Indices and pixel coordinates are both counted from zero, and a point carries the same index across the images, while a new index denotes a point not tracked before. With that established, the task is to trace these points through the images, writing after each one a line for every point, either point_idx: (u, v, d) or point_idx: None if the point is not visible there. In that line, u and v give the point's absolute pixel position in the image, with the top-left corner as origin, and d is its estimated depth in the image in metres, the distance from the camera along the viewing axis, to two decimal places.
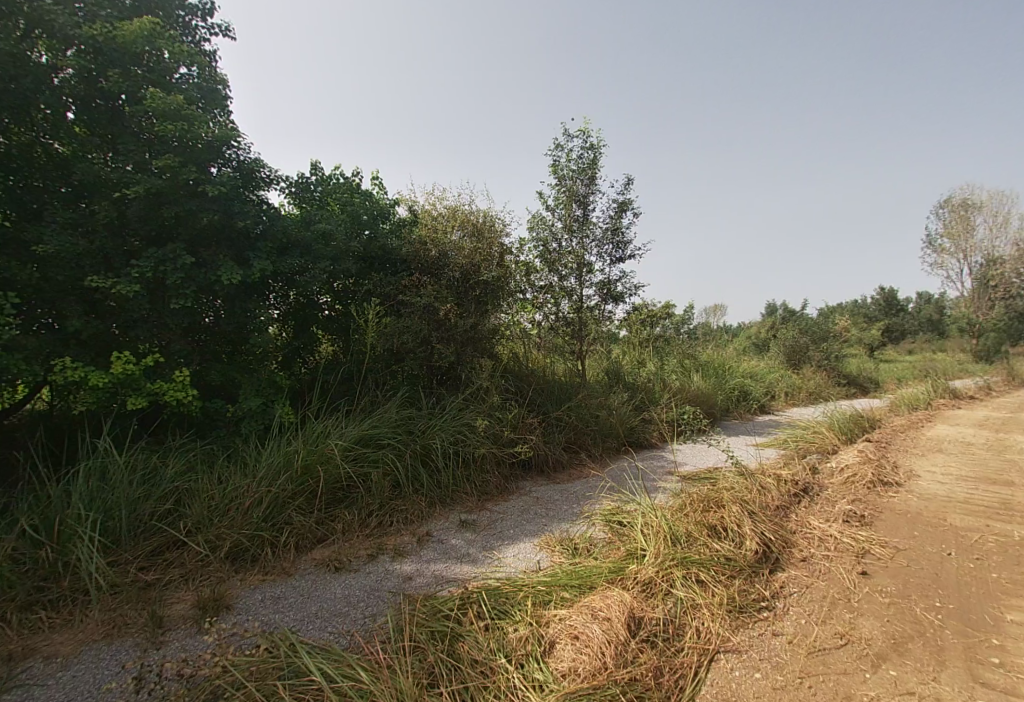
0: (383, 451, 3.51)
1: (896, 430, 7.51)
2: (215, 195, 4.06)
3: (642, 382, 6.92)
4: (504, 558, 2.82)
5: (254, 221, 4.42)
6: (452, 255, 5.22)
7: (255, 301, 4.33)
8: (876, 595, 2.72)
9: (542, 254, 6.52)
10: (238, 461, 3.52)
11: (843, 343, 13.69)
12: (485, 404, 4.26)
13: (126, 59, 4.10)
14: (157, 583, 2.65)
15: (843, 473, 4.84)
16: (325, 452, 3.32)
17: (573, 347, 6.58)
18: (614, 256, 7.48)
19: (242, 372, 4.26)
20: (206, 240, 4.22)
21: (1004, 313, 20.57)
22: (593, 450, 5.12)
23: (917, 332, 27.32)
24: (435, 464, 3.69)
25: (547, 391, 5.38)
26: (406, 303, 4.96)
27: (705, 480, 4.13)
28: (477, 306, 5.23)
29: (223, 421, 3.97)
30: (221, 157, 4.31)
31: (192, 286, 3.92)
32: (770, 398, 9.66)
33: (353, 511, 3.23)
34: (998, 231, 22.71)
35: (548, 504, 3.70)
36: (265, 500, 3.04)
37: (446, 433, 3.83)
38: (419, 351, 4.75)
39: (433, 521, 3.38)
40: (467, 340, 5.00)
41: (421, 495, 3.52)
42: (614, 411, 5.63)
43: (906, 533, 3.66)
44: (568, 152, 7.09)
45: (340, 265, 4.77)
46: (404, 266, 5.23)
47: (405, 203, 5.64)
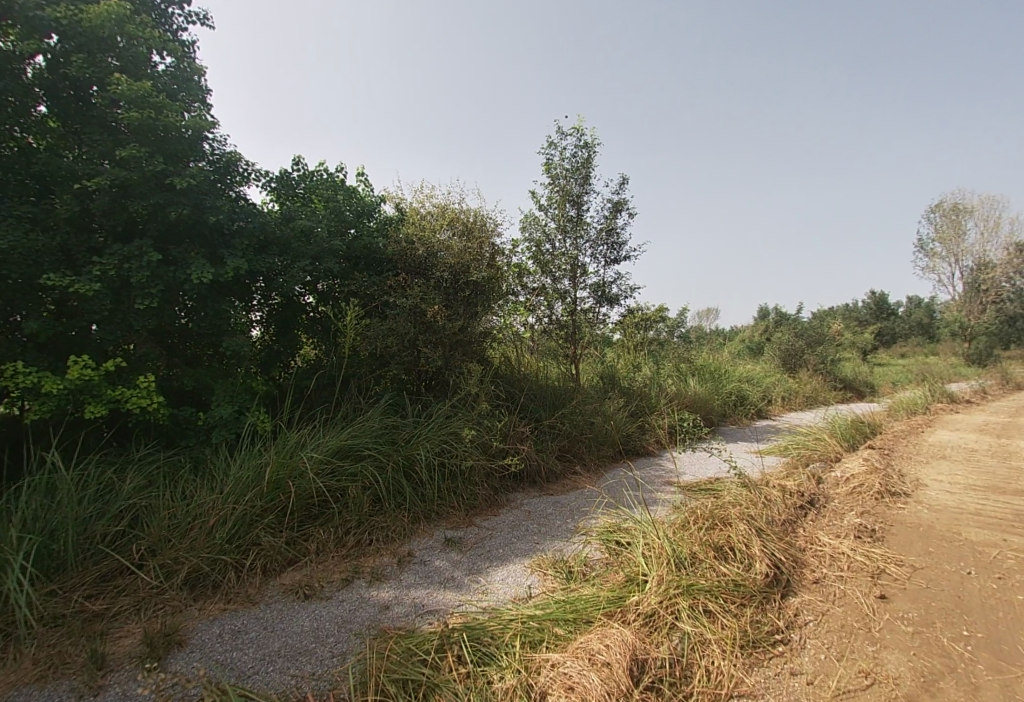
0: (362, 463, 3.25)
1: (898, 435, 7.34)
2: (185, 188, 3.79)
3: (639, 387, 6.70)
4: (490, 584, 2.57)
5: (229, 217, 4.14)
6: (440, 254, 4.97)
7: (228, 301, 4.06)
8: (898, 623, 2.51)
9: (535, 255, 6.29)
10: (205, 474, 3.26)
11: (838, 347, 13.57)
12: (474, 411, 4.00)
13: (93, 46, 3.80)
14: (104, 614, 2.37)
15: (849, 483, 4.64)
16: (298, 465, 3.06)
17: (567, 351, 6.36)
18: (609, 257, 7.27)
19: (215, 377, 3.99)
20: (179, 236, 3.97)
21: (996, 317, 20.61)
22: (589, 459, 4.89)
23: (909, 336, 27.38)
24: (419, 478, 3.43)
25: (540, 397, 5.14)
26: (391, 304, 4.71)
27: (706, 492, 3.90)
28: (467, 308, 4.98)
29: (193, 431, 3.71)
30: (195, 149, 4.02)
31: (159, 286, 3.65)
32: (767, 402, 9.49)
33: (327, 529, 2.97)
34: (989, 235, 22.81)
35: (541, 519, 3.45)
36: (230, 519, 2.78)
37: (431, 443, 3.57)
38: (405, 355, 4.49)
39: (416, 539, 3.12)
40: (456, 344, 4.75)
41: (404, 511, 3.26)
42: (609, 417, 5.41)
43: (921, 549, 3.45)
44: (561, 150, 6.89)
45: (321, 263, 4.52)
46: (389, 266, 4.98)
47: (391, 200, 5.38)
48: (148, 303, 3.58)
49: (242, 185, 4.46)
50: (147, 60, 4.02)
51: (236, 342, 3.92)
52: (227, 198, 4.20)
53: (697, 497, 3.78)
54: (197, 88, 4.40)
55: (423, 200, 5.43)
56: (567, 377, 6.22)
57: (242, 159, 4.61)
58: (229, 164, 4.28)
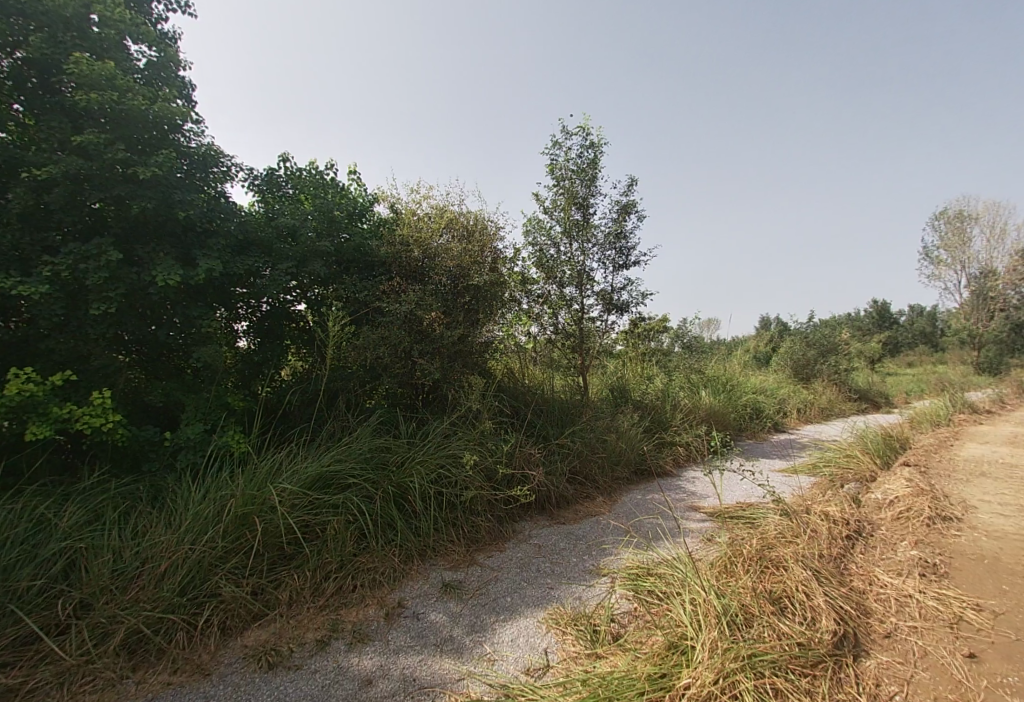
0: (346, 494, 2.80)
1: (928, 450, 6.86)
2: (151, 180, 3.37)
3: (651, 401, 6.24)
4: (497, 649, 2.11)
5: (203, 214, 3.72)
6: (438, 257, 4.55)
7: (201, 307, 3.63)
8: (1001, 693, 2.03)
9: (540, 260, 5.88)
10: (164, 506, 2.82)
11: (851, 356, 13.14)
12: (476, 431, 3.54)
13: (58, 27, 3.42)
14: (19, 689, 1.93)
15: (894, 507, 4.15)
16: (270, 497, 2.61)
17: (574, 362, 5.93)
18: (617, 262, 6.86)
19: (185, 391, 3.56)
20: (147, 235, 3.56)
21: (1006, 325, 20.21)
22: (603, 482, 4.40)
23: (916, 345, 26.97)
24: (412, 509, 2.98)
25: (547, 413, 4.69)
26: (384, 311, 4.28)
27: (739, 523, 3.43)
28: (467, 316, 4.54)
29: (156, 454, 3.27)
30: (170, 140, 3.62)
31: (119, 289, 3.22)
32: (782, 415, 9.03)
33: (302, 574, 2.51)
34: (995, 243, 22.51)
35: (554, 557, 2.98)
36: (185, 564, 2.34)
37: (426, 468, 3.11)
38: (399, 368, 4.05)
39: (408, 584, 2.66)
40: (455, 355, 4.31)
41: (395, 549, 2.80)
42: (622, 434, 4.95)
43: (997, 589, 2.96)
44: (566, 150, 6.52)
45: (307, 266, 4.09)
46: (382, 270, 4.55)
47: (385, 200, 4.98)
48: (105, 308, 3.15)
49: (223, 181, 4.06)
50: (119, 44, 3.64)
51: (208, 354, 3.49)
52: (204, 195, 3.79)
53: (731, 530, 3.31)
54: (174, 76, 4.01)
55: (419, 201, 5.03)
56: (575, 391, 5.78)
57: (223, 154, 4.21)
58: (208, 158, 3.87)
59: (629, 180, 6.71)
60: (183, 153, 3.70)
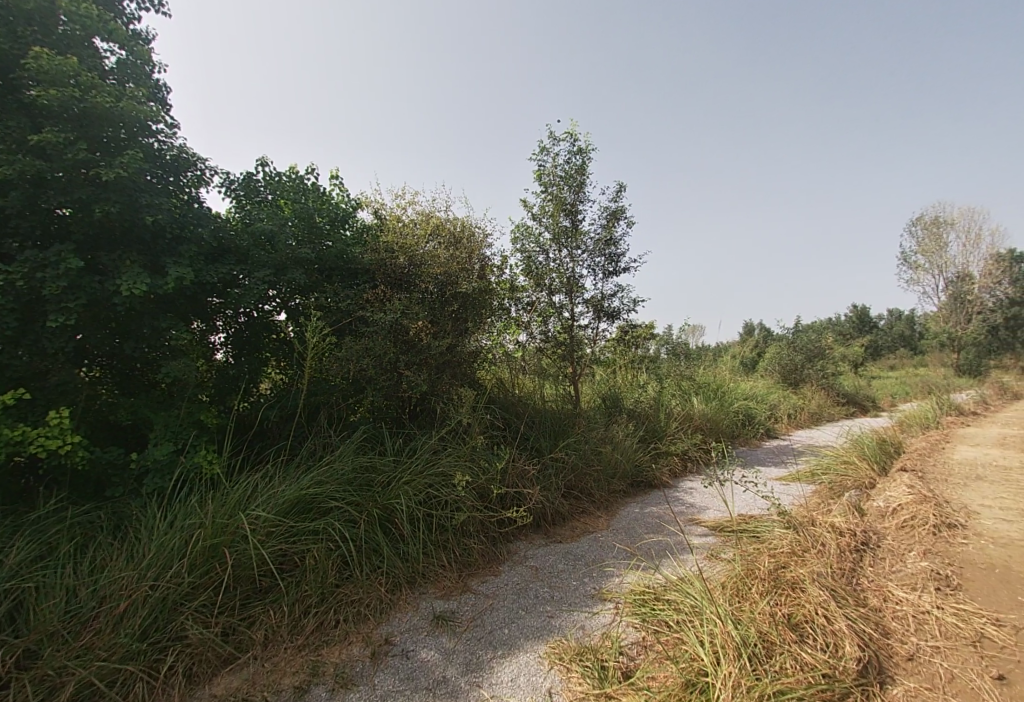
0: (327, 519, 2.59)
1: (921, 453, 6.82)
2: (115, 182, 3.14)
3: (644, 409, 6.09)
4: (496, 692, 1.94)
5: (174, 219, 3.50)
6: (425, 265, 4.38)
7: (171, 318, 3.40)
8: None
9: (528, 267, 5.74)
10: (126, 536, 2.58)
11: (838, 361, 13.21)
12: (466, 446, 3.35)
13: (16, 20, 3.20)
14: None
15: (897, 515, 4.04)
16: (242, 526, 2.40)
17: (566, 371, 5.78)
18: (607, 269, 6.75)
19: (154, 408, 3.32)
20: (112, 242, 3.33)
21: (983, 327, 20.61)
22: (599, 496, 4.22)
23: (897, 348, 27.40)
24: (399, 533, 2.78)
25: (540, 425, 4.52)
26: (368, 321, 4.07)
27: (743, 538, 3.29)
28: (455, 325, 4.35)
29: (119, 478, 3.02)
30: (138, 141, 3.40)
31: (79, 299, 2.98)
32: (774, 421, 8.98)
33: (279, 610, 2.30)
34: (970, 247, 23.04)
35: (552, 580, 2.80)
36: (147, 604, 2.11)
37: (414, 489, 2.92)
38: (384, 381, 3.84)
39: (396, 616, 2.46)
40: (443, 365, 4.12)
41: (381, 577, 2.60)
42: (617, 445, 4.78)
43: (1014, 601, 2.84)
44: (554, 156, 6.42)
45: (286, 275, 3.88)
46: (366, 278, 4.34)
47: (369, 206, 4.80)
48: (64, 320, 2.91)
49: (197, 186, 3.84)
50: (83, 40, 3.42)
51: (178, 368, 3.26)
52: (176, 200, 3.57)
53: (736, 547, 3.16)
54: (143, 74, 3.79)
55: (404, 207, 4.85)
56: (566, 400, 5.61)
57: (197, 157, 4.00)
58: (181, 161, 3.66)
59: (618, 186, 6.61)
60: (153, 156, 3.48)
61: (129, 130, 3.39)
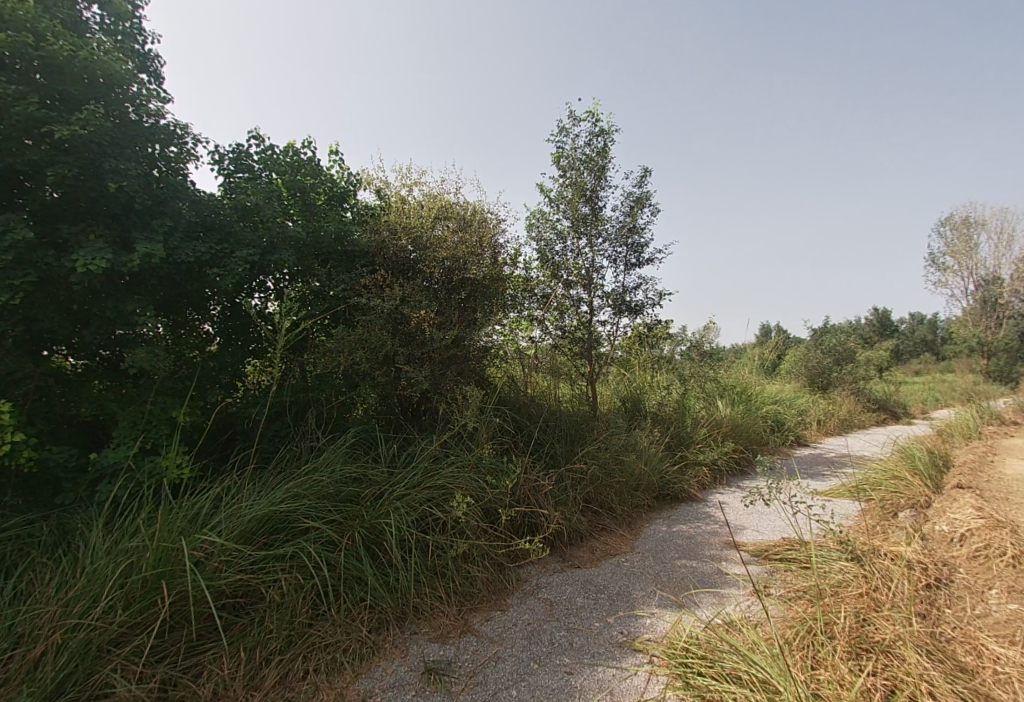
0: (299, 543, 2.19)
1: (974, 466, 6.19)
2: (73, 142, 2.74)
3: (667, 413, 5.58)
4: None
5: (146, 189, 3.09)
6: (430, 248, 3.91)
7: (140, 301, 2.98)
8: None
9: (544, 257, 5.27)
10: (68, 556, 2.20)
11: (868, 364, 12.50)
12: (472, 455, 2.90)
13: None
14: None
15: (969, 541, 3.48)
16: (195, 552, 2.00)
17: (583, 370, 5.30)
18: (629, 260, 6.24)
19: (119, 403, 2.92)
20: (75, 214, 2.94)
21: (1017, 332, 19.64)
22: (621, 512, 3.74)
23: (922, 352, 26.42)
24: (388, 559, 2.36)
25: (555, 429, 4.05)
26: (364, 309, 3.61)
27: (798, 576, 2.78)
28: (462, 316, 3.87)
29: (70, 484, 2.63)
30: (114, 106, 2.99)
31: (28, 275, 2.59)
32: (803, 427, 8.40)
33: (234, 657, 1.92)
34: (1005, 248, 21.99)
35: (570, 621, 2.34)
36: (66, 650, 1.74)
37: (407, 507, 2.49)
38: (380, 377, 3.39)
39: (379, 664, 2.04)
40: (449, 361, 3.66)
41: (363, 614, 2.19)
42: (641, 454, 4.28)
43: None
44: (574, 137, 5.92)
45: (273, 255, 3.43)
46: (364, 261, 3.88)
47: (371, 184, 4.33)
48: (7, 298, 2.52)
49: (186, 159, 3.40)
50: None
51: (140, 359, 2.84)
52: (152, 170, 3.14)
53: (790, 587, 2.65)
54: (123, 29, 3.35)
55: (410, 187, 4.38)
56: (584, 402, 5.14)
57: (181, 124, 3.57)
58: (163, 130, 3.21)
59: (642, 170, 6.08)
60: (128, 120, 3.05)
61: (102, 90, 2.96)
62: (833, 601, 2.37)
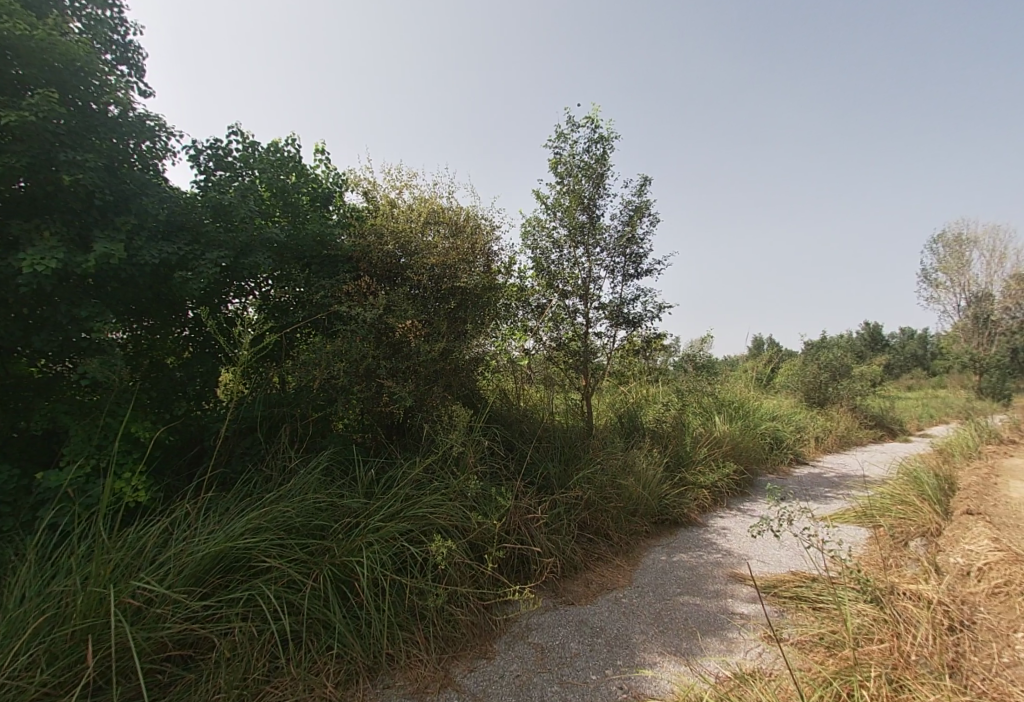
0: (257, 585, 1.95)
1: (981, 489, 5.98)
2: (22, 130, 2.53)
3: (666, 432, 5.36)
4: None
5: (109, 183, 2.85)
6: (418, 255, 3.68)
7: (99, 305, 2.73)
8: None
9: (540, 267, 5.07)
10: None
11: (866, 381, 12.36)
12: (457, 482, 2.67)
13: None
14: None
15: (989, 576, 3.26)
16: (136, 596, 1.76)
17: (578, 385, 5.08)
18: (627, 271, 6.05)
19: (74, 416, 2.64)
20: (30, 209, 2.72)
21: (1010, 349, 19.64)
22: (617, 540, 3.51)
23: (916, 368, 26.45)
24: (359, 601, 2.11)
25: (549, 449, 3.81)
26: (346, 318, 3.36)
27: (812, 625, 2.54)
28: (451, 327, 3.63)
29: (10, 507, 2.36)
30: (81, 99, 2.78)
31: None
32: (802, 445, 8.20)
33: None
34: (998, 265, 22.09)
35: (564, 673, 2.08)
36: None
37: (382, 541, 2.25)
38: (360, 392, 3.13)
39: None
40: (437, 375, 3.42)
41: (328, 667, 1.93)
42: (639, 476, 4.05)
43: None
44: (572, 143, 5.75)
45: (248, 258, 3.18)
46: (348, 267, 3.64)
47: (359, 185, 4.09)
48: None
49: (162, 157, 3.17)
50: None
51: (94, 370, 2.56)
52: (120, 164, 2.89)
53: (808, 643, 2.44)
54: (102, 18, 3.09)
55: (400, 191, 4.16)
56: (579, 418, 4.91)
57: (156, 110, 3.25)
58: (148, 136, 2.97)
59: (642, 179, 5.91)
60: (93, 111, 2.82)
61: (70, 84, 2.75)
62: (856, 662, 2.13)
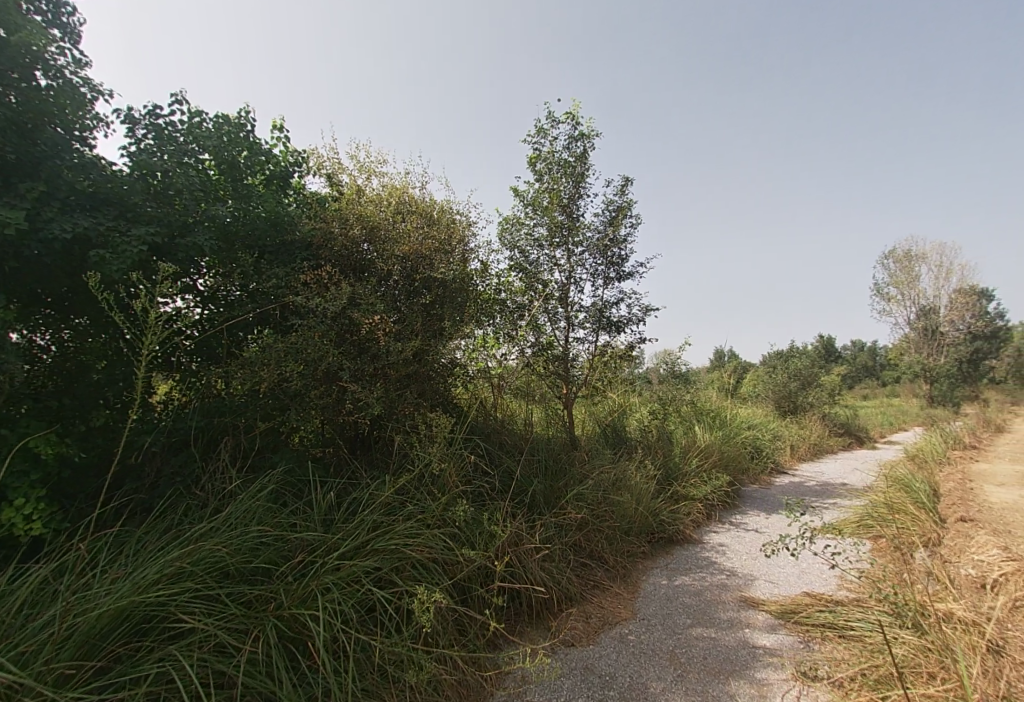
0: (173, 653, 1.48)
1: (961, 495, 5.94)
2: None
3: (652, 442, 5.05)
4: None
5: (16, 145, 2.30)
6: (388, 244, 3.26)
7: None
8: None
9: (520, 265, 4.71)
10: None
11: (831, 389, 12.54)
12: (435, 505, 2.25)
13: None
14: None
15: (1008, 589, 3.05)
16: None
17: (560, 392, 4.72)
18: (608, 273, 5.77)
19: None
20: None
21: (956, 358, 20.60)
22: (613, 563, 3.13)
23: (869, 378, 27.49)
24: (313, 665, 1.65)
25: (534, 462, 3.41)
26: (302, 311, 2.90)
27: (853, 663, 2.23)
28: (426, 325, 3.21)
29: None
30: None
31: None
32: (779, 454, 8.09)
33: None
34: (942, 279, 23.31)
35: None
36: None
37: (342, 586, 1.81)
38: (319, 398, 2.67)
39: None
40: (409, 377, 2.98)
41: None
42: (632, 490, 3.70)
43: None
44: (552, 139, 5.46)
45: (186, 238, 2.68)
46: (306, 255, 3.17)
47: (321, 169, 3.64)
48: None
49: (93, 127, 2.63)
50: None
51: None
52: (33, 119, 2.34)
53: (854, 686, 2.12)
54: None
55: (369, 174, 3.72)
56: (562, 429, 4.54)
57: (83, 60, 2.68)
58: (71, 89, 2.45)
59: (624, 179, 5.68)
60: (11, 71, 2.28)
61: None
62: None
